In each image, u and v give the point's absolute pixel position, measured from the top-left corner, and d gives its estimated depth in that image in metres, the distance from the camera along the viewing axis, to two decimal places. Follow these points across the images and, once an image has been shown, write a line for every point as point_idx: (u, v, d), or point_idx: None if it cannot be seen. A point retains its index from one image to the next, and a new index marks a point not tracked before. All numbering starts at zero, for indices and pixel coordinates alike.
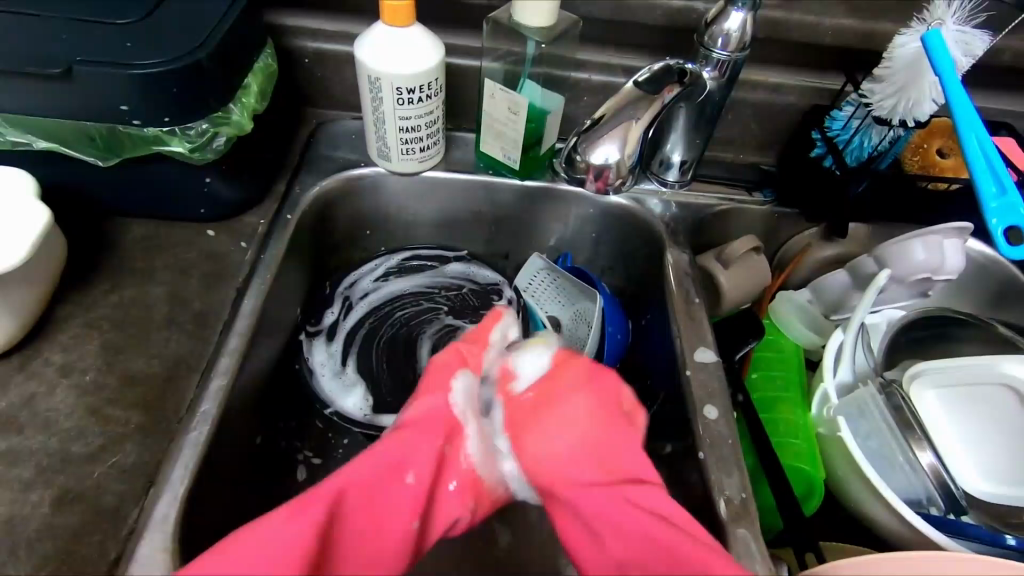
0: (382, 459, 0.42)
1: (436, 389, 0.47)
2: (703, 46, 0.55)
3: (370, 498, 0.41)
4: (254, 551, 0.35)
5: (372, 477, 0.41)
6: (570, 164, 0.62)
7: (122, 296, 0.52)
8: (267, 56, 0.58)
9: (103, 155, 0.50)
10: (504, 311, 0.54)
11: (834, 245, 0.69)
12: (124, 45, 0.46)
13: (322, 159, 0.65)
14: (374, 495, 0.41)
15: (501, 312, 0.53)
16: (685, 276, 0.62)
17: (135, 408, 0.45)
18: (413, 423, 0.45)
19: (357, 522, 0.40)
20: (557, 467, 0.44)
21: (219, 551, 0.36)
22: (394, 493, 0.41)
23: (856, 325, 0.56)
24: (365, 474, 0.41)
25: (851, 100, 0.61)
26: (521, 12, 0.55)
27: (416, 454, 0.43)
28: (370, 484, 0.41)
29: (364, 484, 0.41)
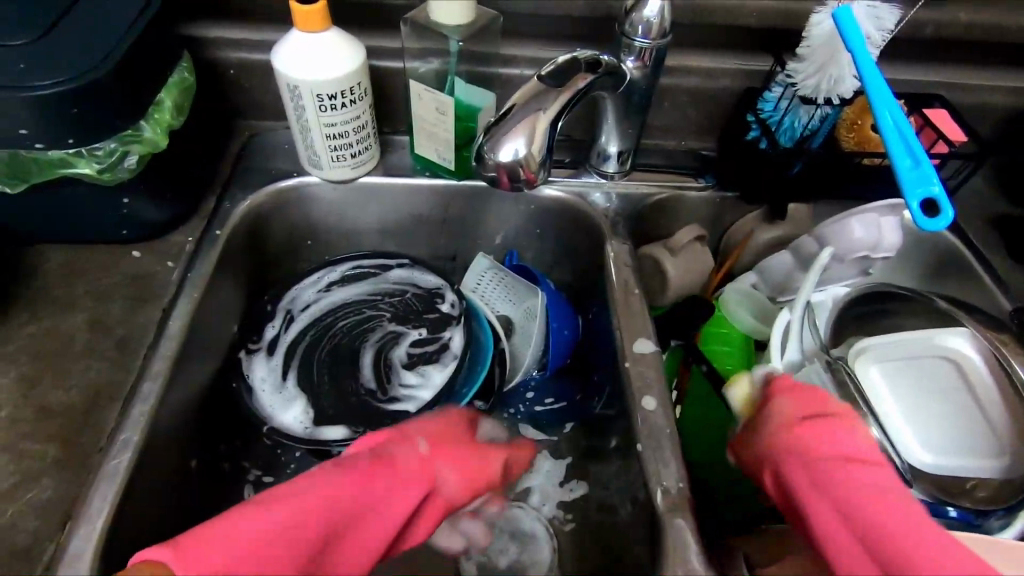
0: (371, 493, 0.42)
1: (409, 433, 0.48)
2: (625, 35, 0.55)
3: (350, 533, 0.41)
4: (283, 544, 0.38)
5: (351, 505, 0.41)
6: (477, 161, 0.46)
7: (41, 326, 0.51)
8: (184, 70, 0.56)
9: (10, 182, 0.48)
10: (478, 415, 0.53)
11: (778, 225, 0.69)
12: (17, 67, 0.44)
13: (253, 171, 0.64)
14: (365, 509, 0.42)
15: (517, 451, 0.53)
16: (625, 267, 0.62)
17: (53, 441, 0.44)
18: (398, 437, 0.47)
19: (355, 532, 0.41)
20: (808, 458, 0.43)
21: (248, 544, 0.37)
22: (366, 528, 0.42)
23: (801, 304, 0.56)
24: (336, 509, 0.40)
25: (779, 80, 0.61)
26: (435, 11, 0.54)
27: (405, 495, 0.43)
28: (341, 529, 0.40)
29: (330, 526, 0.40)
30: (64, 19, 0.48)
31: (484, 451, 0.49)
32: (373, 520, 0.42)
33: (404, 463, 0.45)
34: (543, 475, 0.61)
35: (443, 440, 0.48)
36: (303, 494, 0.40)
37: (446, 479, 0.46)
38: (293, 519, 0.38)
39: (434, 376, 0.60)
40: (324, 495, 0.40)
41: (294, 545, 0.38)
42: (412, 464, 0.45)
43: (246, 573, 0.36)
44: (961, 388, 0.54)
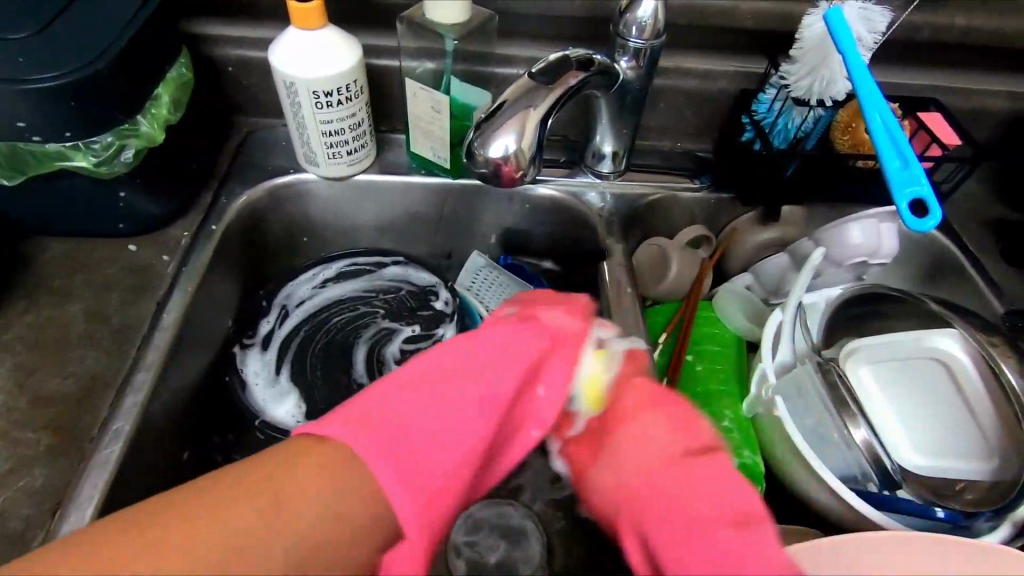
0: (449, 390, 0.37)
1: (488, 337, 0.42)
2: (619, 35, 0.55)
3: (461, 407, 0.37)
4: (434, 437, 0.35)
5: (433, 408, 0.36)
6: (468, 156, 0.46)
7: (37, 317, 0.51)
8: (182, 65, 0.57)
9: (9, 174, 0.49)
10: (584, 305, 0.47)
11: (770, 229, 0.69)
12: (17, 60, 0.45)
13: (251, 167, 0.65)
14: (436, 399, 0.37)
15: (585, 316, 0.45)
16: (618, 267, 0.62)
17: (46, 429, 0.44)
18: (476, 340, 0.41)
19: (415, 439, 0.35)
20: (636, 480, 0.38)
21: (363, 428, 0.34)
22: (441, 415, 0.36)
23: (794, 305, 0.57)
24: (438, 403, 0.36)
25: (773, 82, 0.61)
26: (431, 10, 0.55)
27: (518, 344, 0.41)
28: (449, 397, 0.37)
29: (429, 406, 0.36)
30: (63, 14, 0.49)
31: (576, 311, 0.46)
32: (464, 406, 0.37)
33: (519, 339, 0.41)
34: (534, 473, 0.62)
35: (544, 314, 0.44)
36: (383, 405, 0.36)
37: (530, 338, 0.41)
38: (397, 414, 0.35)
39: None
40: (419, 405, 0.36)
41: (383, 437, 0.34)
42: (531, 341, 0.41)
43: (384, 475, 0.33)
44: (954, 389, 0.55)
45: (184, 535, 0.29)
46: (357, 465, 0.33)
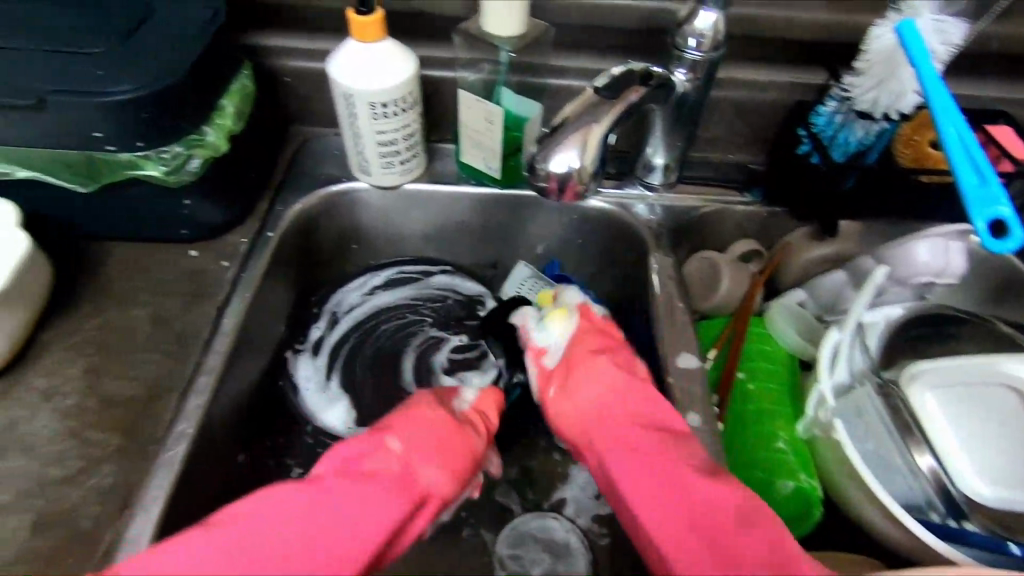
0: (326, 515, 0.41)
1: (374, 444, 0.47)
2: (676, 47, 0.54)
3: (318, 550, 0.39)
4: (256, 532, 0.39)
5: (286, 524, 0.40)
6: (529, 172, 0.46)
7: (104, 319, 0.53)
8: (245, 77, 0.58)
9: (83, 182, 0.51)
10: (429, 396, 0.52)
11: (824, 243, 0.67)
12: (95, 73, 0.47)
13: (305, 176, 0.66)
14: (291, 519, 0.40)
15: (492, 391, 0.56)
16: (670, 280, 0.61)
17: (114, 430, 0.46)
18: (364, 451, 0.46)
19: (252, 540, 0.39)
20: (594, 422, 0.51)
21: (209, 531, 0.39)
22: (322, 511, 0.41)
23: (853, 325, 0.54)
24: (303, 522, 0.40)
25: (834, 94, 0.59)
26: (488, 24, 0.54)
27: (376, 465, 0.45)
28: (303, 516, 0.41)
29: (280, 529, 0.40)
30: (137, 29, 0.51)
31: (457, 430, 0.50)
32: (294, 508, 0.41)
33: (371, 463, 0.45)
34: (578, 486, 0.61)
35: (401, 427, 0.48)
36: (264, 516, 0.40)
37: (380, 459, 0.46)
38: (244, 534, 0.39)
39: (472, 381, 0.63)
40: (278, 517, 0.40)
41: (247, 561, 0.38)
42: (385, 463, 0.45)
43: None
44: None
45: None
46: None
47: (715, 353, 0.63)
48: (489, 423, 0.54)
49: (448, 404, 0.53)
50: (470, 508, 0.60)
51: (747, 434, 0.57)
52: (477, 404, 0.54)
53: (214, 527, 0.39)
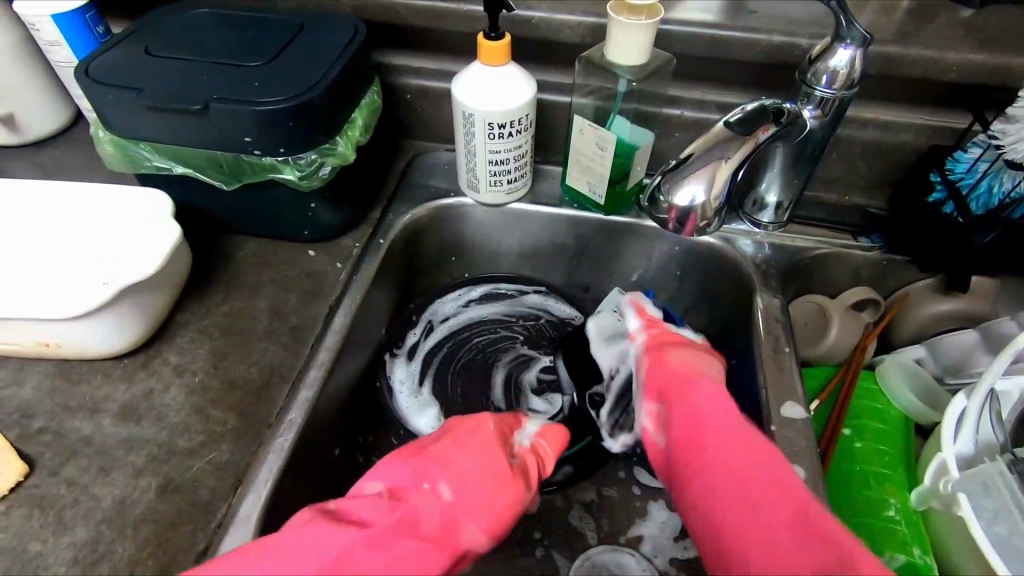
0: (383, 552, 0.41)
1: (424, 480, 0.46)
2: (806, 83, 0.52)
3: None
4: (303, 554, 0.39)
5: (338, 555, 0.40)
6: (651, 204, 0.52)
7: (232, 306, 0.57)
8: (374, 93, 0.62)
9: (228, 180, 0.56)
10: (488, 421, 0.52)
11: (951, 298, 0.63)
12: (252, 85, 0.52)
13: (416, 187, 0.69)
14: (346, 557, 0.40)
15: (552, 428, 0.55)
16: (776, 322, 0.59)
17: (233, 410, 0.49)
18: (409, 485, 0.46)
19: (306, 560, 0.39)
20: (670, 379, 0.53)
21: (258, 554, 0.39)
22: (374, 547, 0.41)
23: (985, 392, 0.49)
24: (361, 556, 0.40)
25: (979, 140, 0.55)
26: (612, 51, 0.54)
27: (426, 504, 0.45)
28: (354, 552, 0.40)
29: (332, 557, 0.39)
30: (287, 47, 0.56)
31: (508, 478, 0.48)
32: (347, 538, 0.41)
33: (422, 506, 0.45)
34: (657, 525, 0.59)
35: (454, 469, 0.48)
36: (314, 543, 0.40)
37: (429, 503, 0.45)
38: (294, 564, 0.38)
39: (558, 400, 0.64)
40: (331, 546, 0.40)
41: None
42: (432, 508, 0.45)
43: None
44: None
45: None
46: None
47: (818, 405, 0.61)
48: (543, 465, 0.53)
49: (507, 442, 0.52)
50: (545, 528, 0.59)
51: (853, 498, 0.54)
52: (535, 442, 0.54)
53: (269, 547, 0.39)
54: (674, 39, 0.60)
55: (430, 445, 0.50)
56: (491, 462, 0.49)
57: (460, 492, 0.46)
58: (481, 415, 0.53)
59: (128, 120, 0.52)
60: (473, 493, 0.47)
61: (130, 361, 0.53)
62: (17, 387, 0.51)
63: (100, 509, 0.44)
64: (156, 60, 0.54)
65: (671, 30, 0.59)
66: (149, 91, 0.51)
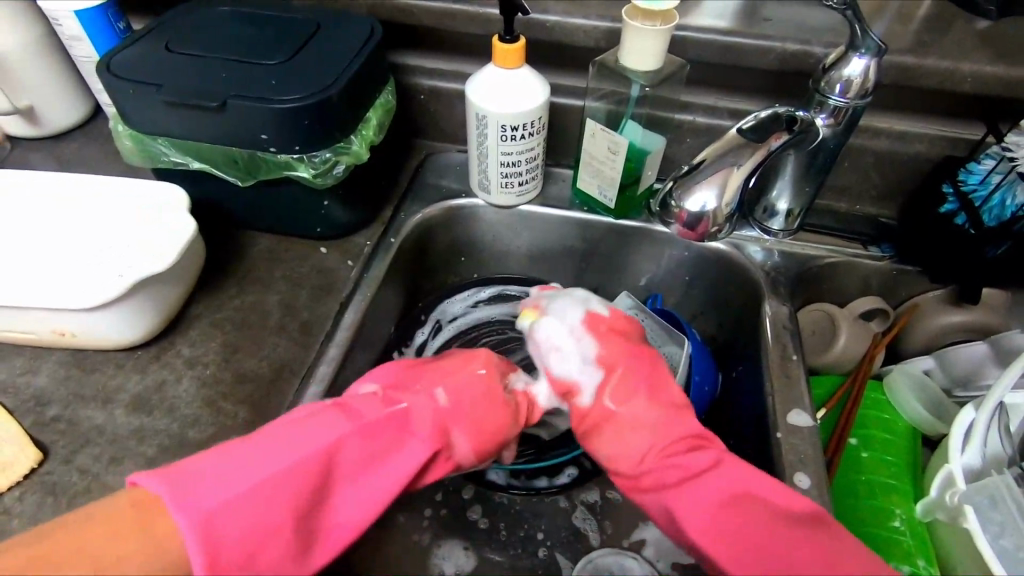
0: (367, 448, 0.42)
1: (419, 388, 0.47)
2: (819, 92, 0.52)
3: (349, 480, 0.41)
4: (290, 444, 0.40)
5: (332, 444, 0.41)
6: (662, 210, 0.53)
7: (244, 301, 0.58)
8: (389, 93, 0.63)
9: (243, 176, 0.57)
10: (486, 352, 0.51)
11: (960, 310, 0.63)
12: (270, 83, 0.52)
13: (427, 187, 0.70)
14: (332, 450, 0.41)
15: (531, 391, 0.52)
16: (784, 329, 0.59)
17: (243, 404, 0.50)
18: (400, 391, 0.47)
19: (296, 446, 0.40)
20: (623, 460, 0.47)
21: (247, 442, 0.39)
22: (363, 442, 0.42)
23: (993, 404, 0.49)
24: (348, 448, 0.41)
25: (992, 152, 0.55)
26: (626, 55, 0.55)
27: (417, 407, 0.45)
28: (344, 443, 0.41)
29: (322, 445, 0.40)
30: (304, 46, 0.56)
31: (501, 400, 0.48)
32: (338, 431, 0.41)
33: (415, 406, 0.45)
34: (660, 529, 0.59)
35: (448, 377, 0.48)
36: (304, 434, 0.40)
37: (422, 404, 0.46)
38: (290, 452, 0.39)
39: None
40: (326, 435, 0.41)
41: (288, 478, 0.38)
42: (423, 408, 0.45)
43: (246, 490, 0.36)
44: None
45: (109, 543, 0.33)
46: (249, 501, 0.36)
47: (824, 413, 0.61)
48: (531, 411, 0.51)
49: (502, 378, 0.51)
50: (548, 529, 0.59)
51: (856, 507, 0.54)
52: (531, 387, 0.52)
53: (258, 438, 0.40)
54: (688, 45, 0.60)
55: (423, 363, 0.51)
56: (480, 383, 0.48)
57: (450, 406, 0.46)
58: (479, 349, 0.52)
59: (146, 114, 0.53)
60: (465, 406, 0.47)
61: (143, 352, 0.53)
62: (33, 375, 0.51)
63: None
64: (176, 57, 0.55)
65: (685, 36, 0.59)
66: (168, 87, 0.52)
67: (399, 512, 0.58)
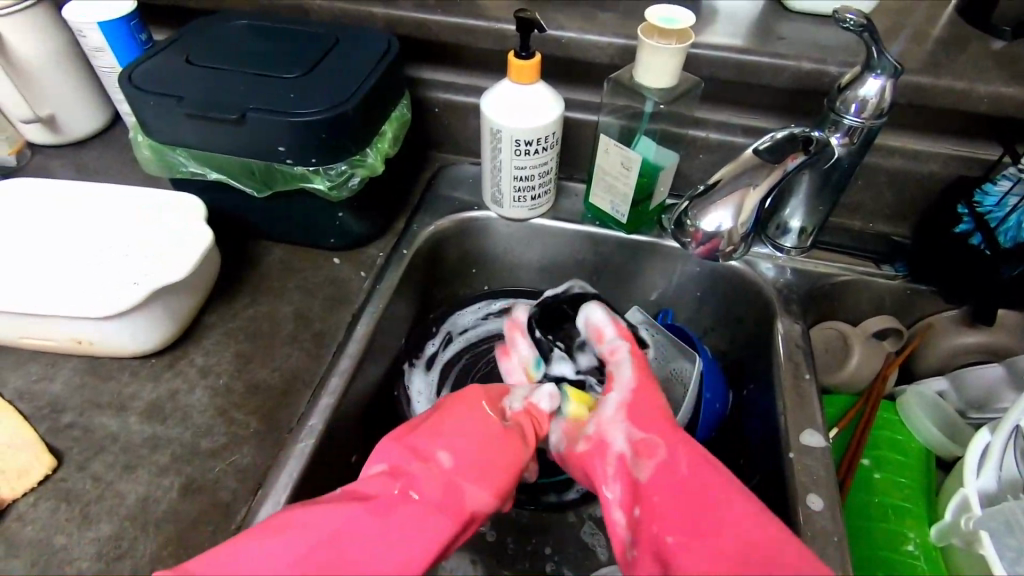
0: (383, 523, 0.41)
1: (424, 454, 0.46)
2: (835, 111, 0.52)
3: (365, 561, 0.39)
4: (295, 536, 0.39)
5: (342, 526, 0.40)
6: (677, 229, 0.52)
7: (258, 310, 0.58)
8: (404, 106, 0.63)
9: (259, 187, 0.57)
10: (476, 386, 0.54)
11: (975, 332, 0.63)
12: (288, 97, 0.53)
13: (440, 199, 0.70)
14: (343, 532, 0.39)
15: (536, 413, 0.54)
16: (798, 347, 0.59)
17: (255, 414, 0.50)
18: (403, 458, 0.46)
19: (303, 536, 0.39)
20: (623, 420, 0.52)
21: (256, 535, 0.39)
22: (378, 521, 0.41)
23: (1009, 429, 0.48)
24: (358, 528, 0.40)
25: (1009, 173, 0.55)
26: (641, 73, 0.55)
27: (426, 474, 0.45)
28: (353, 524, 0.40)
29: (333, 531, 0.39)
30: (323, 60, 0.57)
31: (501, 438, 0.49)
32: (348, 513, 0.40)
33: (422, 472, 0.45)
34: None
35: (451, 437, 0.48)
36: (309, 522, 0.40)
37: (429, 469, 0.45)
38: (295, 540, 0.38)
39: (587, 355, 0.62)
40: (334, 520, 0.40)
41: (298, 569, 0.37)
42: (430, 474, 0.45)
43: None
44: None
45: None
46: None
47: (837, 433, 0.60)
48: (537, 424, 0.53)
49: (498, 407, 0.53)
50: (557, 544, 0.59)
51: (870, 530, 0.53)
52: (528, 404, 0.54)
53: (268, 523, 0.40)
54: (703, 62, 0.60)
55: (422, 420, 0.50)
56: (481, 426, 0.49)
57: (458, 464, 0.46)
58: (462, 390, 0.53)
59: (166, 125, 0.54)
60: (471, 462, 0.47)
61: (157, 360, 0.54)
62: (49, 382, 0.52)
63: (124, 506, 0.45)
64: (196, 69, 0.56)
65: (700, 54, 0.59)
66: (188, 99, 0.53)
67: None
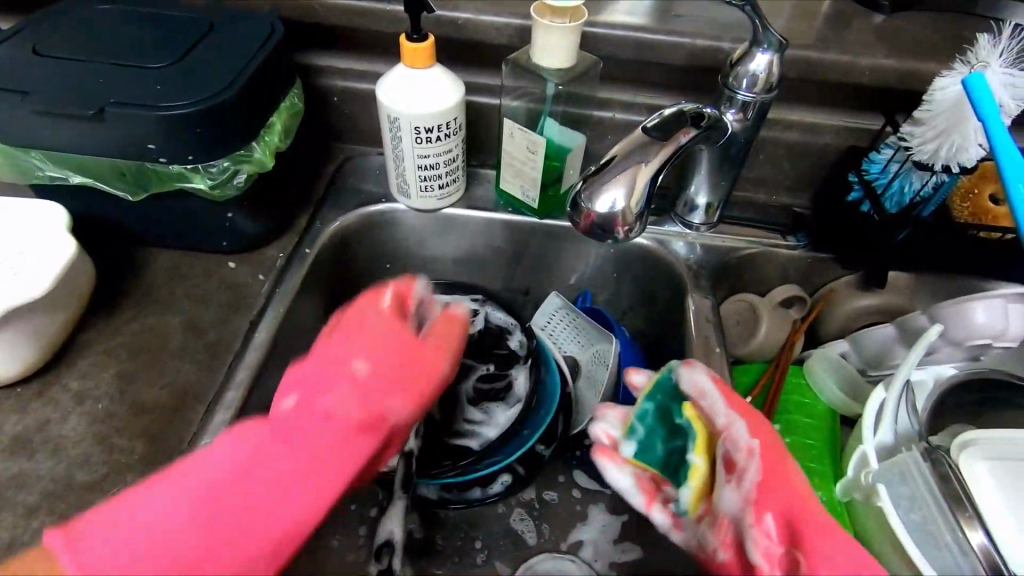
0: (239, 502, 0.37)
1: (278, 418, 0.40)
2: (727, 87, 0.53)
3: (219, 511, 0.37)
4: (150, 514, 0.36)
5: (231, 530, 0.36)
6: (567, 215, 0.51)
7: (143, 324, 0.54)
8: (295, 96, 0.59)
9: (133, 189, 0.52)
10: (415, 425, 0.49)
11: (869, 295, 0.65)
12: (155, 89, 0.48)
13: (346, 192, 0.67)
14: (202, 510, 0.36)
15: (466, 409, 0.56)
16: (706, 322, 0.60)
17: (140, 438, 0.46)
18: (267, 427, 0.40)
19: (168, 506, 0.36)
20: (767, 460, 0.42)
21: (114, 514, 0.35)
22: (243, 490, 0.37)
23: (900, 384, 0.51)
24: (219, 514, 0.37)
25: (890, 142, 0.57)
26: (539, 55, 0.54)
27: (278, 465, 0.38)
28: (215, 492, 0.37)
29: (202, 484, 0.37)
30: (196, 48, 0.52)
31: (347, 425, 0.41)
32: (216, 458, 0.38)
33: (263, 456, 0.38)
34: (597, 528, 0.58)
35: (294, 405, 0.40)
36: (165, 503, 0.36)
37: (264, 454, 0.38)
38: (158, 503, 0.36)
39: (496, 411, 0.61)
40: (207, 522, 0.36)
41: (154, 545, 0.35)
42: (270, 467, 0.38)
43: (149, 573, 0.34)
44: None
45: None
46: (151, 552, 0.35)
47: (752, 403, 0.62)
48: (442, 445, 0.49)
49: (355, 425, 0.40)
50: (486, 537, 0.58)
51: None
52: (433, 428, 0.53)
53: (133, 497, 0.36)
54: (602, 43, 0.60)
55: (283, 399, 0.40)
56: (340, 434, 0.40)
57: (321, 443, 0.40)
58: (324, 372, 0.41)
59: (13, 126, 0.48)
60: (309, 445, 0.39)
61: (23, 389, 0.48)
62: None
63: None
64: (43, 61, 0.50)
65: (599, 34, 0.59)
66: (36, 96, 0.47)
67: (332, 534, 0.56)
